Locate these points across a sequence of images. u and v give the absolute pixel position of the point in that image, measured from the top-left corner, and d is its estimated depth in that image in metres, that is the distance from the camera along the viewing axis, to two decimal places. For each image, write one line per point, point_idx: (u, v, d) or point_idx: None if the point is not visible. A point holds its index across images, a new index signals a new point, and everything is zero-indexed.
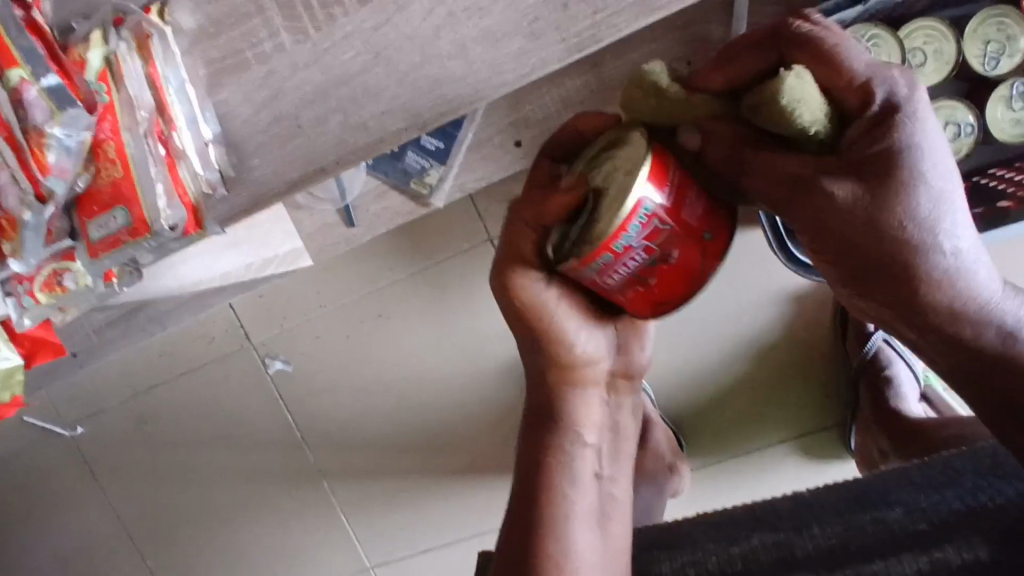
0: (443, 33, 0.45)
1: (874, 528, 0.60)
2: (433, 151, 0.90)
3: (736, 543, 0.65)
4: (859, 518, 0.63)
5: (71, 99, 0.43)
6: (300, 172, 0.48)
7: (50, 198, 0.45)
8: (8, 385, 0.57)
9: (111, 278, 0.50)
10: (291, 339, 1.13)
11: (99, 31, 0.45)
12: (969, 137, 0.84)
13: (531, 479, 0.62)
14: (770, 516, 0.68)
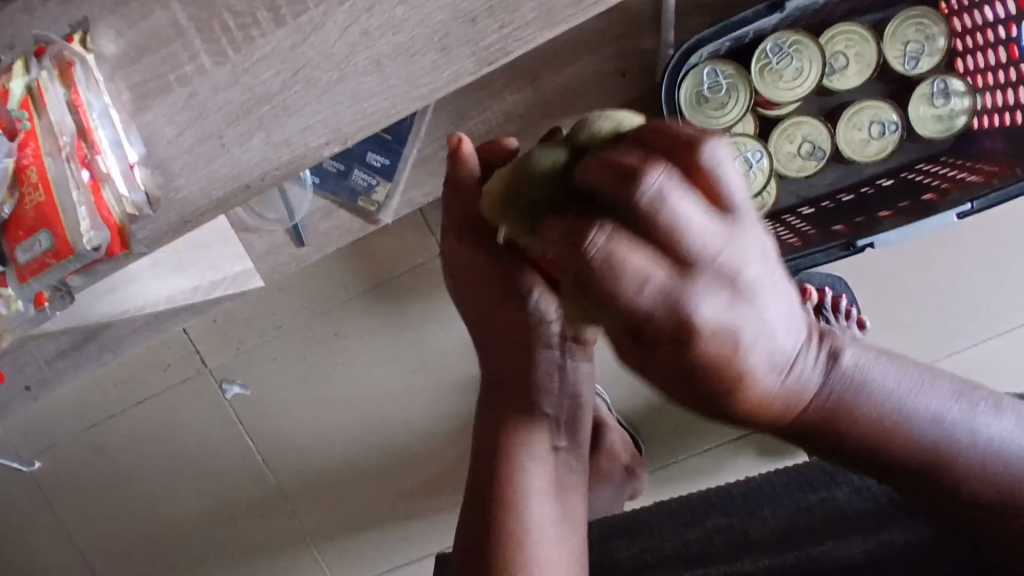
0: (357, 50, 0.45)
1: (820, 508, 0.62)
2: (380, 168, 0.92)
3: (692, 526, 0.68)
4: (806, 498, 0.64)
5: None
6: (227, 189, 0.49)
7: None
8: None
9: (44, 303, 0.49)
10: (249, 362, 1.13)
11: (20, 61, 0.47)
12: (894, 135, 0.88)
13: (489, 449, 0.64)
14: (723, 499, 0.69)
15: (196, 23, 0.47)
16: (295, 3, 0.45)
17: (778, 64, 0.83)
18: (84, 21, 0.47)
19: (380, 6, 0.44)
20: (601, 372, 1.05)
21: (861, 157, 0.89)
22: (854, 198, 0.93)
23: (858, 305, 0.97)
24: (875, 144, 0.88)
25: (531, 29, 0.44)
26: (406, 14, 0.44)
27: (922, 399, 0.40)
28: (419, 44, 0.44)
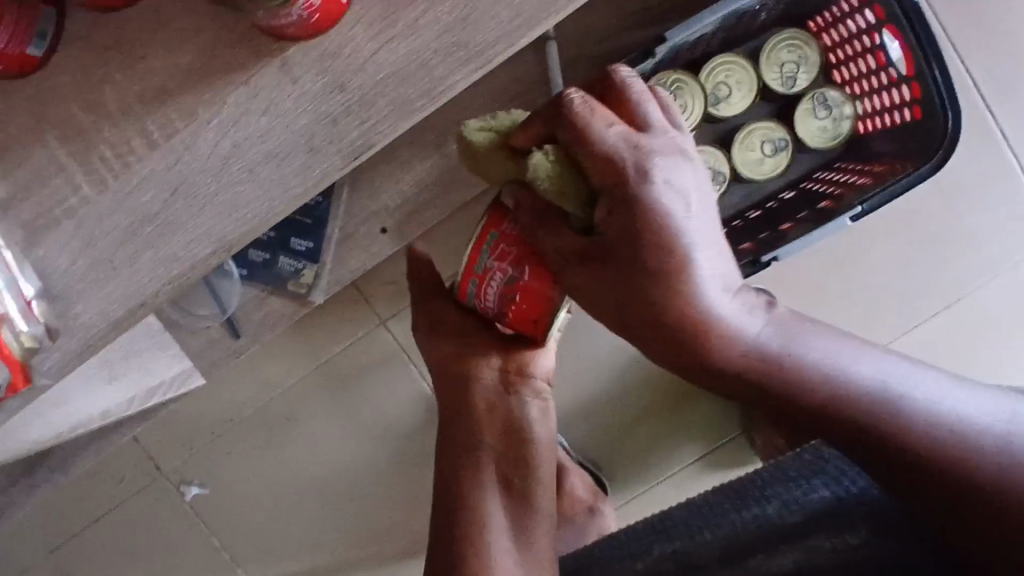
0: (230, 162, 0.48)
1: (753, 525, 0.65)
2: (305, 252, 0.95)
3: (639, 557, 0.69)
4: (737, 516, 0.67)
5: None
6: (124, 309, 0.50)
7: None
8: None
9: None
10: (204, 460, 1.12)
11: None
12: (785, 151, 0.94)
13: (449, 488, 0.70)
14: (665, 524, 0.72)
15: (75, 157, 0.48)
16: (167, 127, 0.48)
17: None
18: None
19: (246, 119, 0.47)
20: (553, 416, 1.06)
21: (760, 175, 0.94)
22: (760, 214, 0.97)
23: None
24: (770, 161, 0.93)
25: (390, 122, 0.47)
26: (271, 123, 0.47)
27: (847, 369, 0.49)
28: (286, 149, 0.47)
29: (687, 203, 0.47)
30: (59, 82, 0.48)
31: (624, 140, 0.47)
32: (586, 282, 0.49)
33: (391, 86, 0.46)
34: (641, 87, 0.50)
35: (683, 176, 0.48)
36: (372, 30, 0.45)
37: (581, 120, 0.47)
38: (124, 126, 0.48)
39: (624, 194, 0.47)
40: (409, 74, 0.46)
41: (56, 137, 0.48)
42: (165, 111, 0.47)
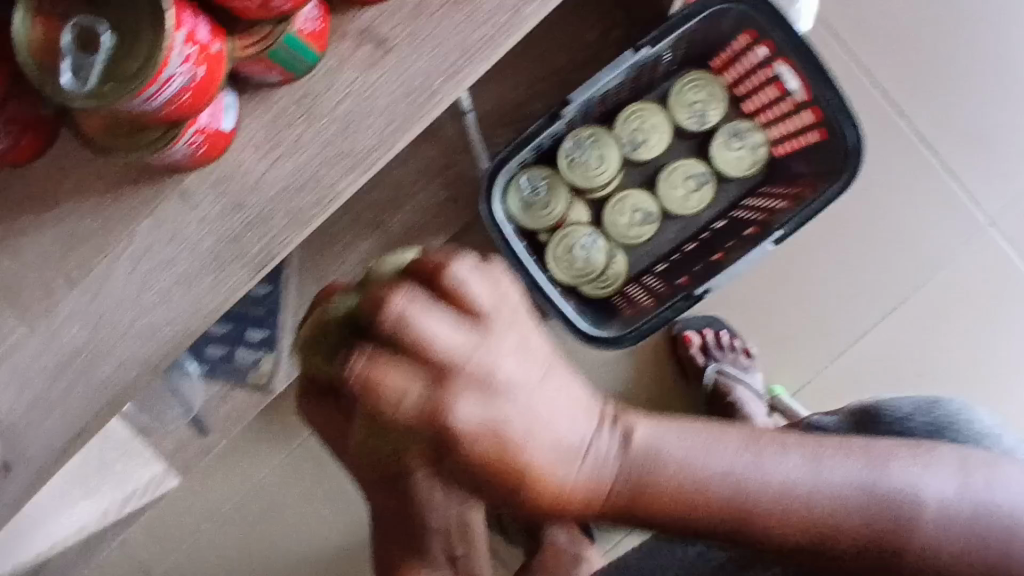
0: (145, 289, 0.51)
1: (702, 559, 0.71)
2: (261, 341, 0.97)
3: None
4: (689, 551, 0.72)
5: None
6: (64, 439, 0.53)
7: None
8: None
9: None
10: (190, 559, 1.12)
11: None
12: (708, 183, 0.98)
13: None
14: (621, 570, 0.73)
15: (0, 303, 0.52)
16: (82, 264, 0.51)
17: (582, 156, 0.93)
18: None
19: (155, 248, 0.50)
20: None
21: (688, 210, 0.98)
22: (698, 244, 1.00)
23: (739, 336, 1.06)
24: (695, 196, 0.98)
25: (289, 232, 0.51)
26: (178, 248, 0.50)
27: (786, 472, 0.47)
28: (196, 270, 0.50)
29: (514, 384, 0.38)
30: None
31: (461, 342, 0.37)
32: (433, 477, 0.42)
33: (285, 200, 0.51)
34: (485, 284, 0.38)
35: (515, 363, 0.38)
36: (260, 150, 0.50)
37: (402, 356, 0.36)
38: (40, 268, 0.51)
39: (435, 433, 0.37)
40: (301, 187, 0.51)
41: None
42: (80, 250, 0.51)
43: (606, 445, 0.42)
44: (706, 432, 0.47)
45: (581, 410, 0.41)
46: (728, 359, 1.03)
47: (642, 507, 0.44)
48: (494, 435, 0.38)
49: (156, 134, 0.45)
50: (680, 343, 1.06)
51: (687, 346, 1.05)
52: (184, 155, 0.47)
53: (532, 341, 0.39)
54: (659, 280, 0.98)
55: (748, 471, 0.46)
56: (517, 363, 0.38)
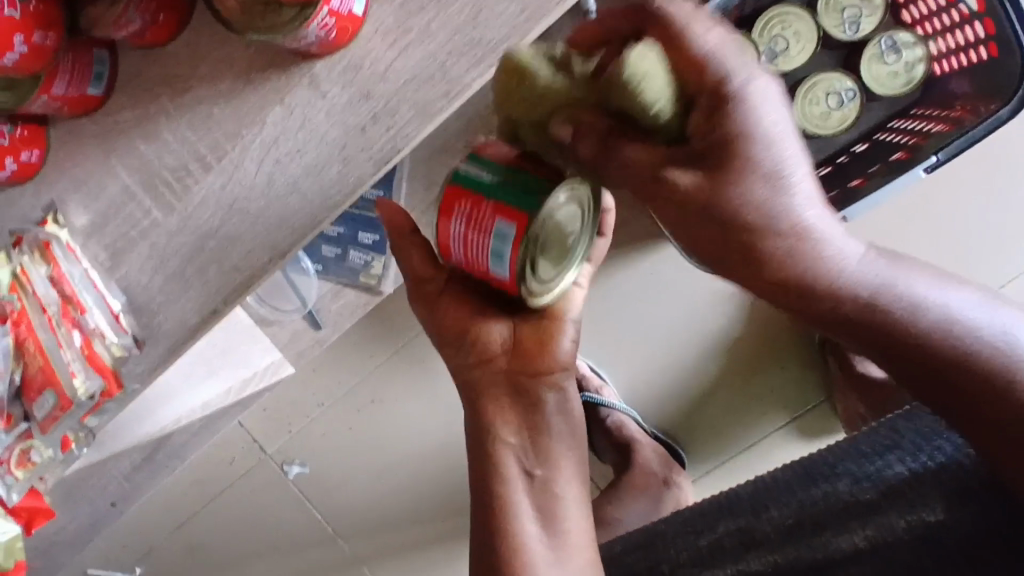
0: (275, 178, 0.52)
1: (825, 500, 0.64)
2: (372, 245, 0.99)
3: (703, 533, 0.71)
4: (810, 494, 0.65)
5: None
6: (198, 317, 0.55)
7: None
8: (10, 555, 0.63)
9: (67, 442, 0.58)
10: (301, 442, 1.21)
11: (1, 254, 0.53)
12: (853, 102, 0.88)
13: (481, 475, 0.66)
14: (730, 500, 0.72)
15: (143, 185, 0.55)
16: (218, 150, 0.52)
17: None
18: (53, 203, 0.56)
19: (285, 136, 0.51)
20: (626, 391, 1.06)
21: (826, 130, 0.89)
22: (831, 169, 0.93)
23: None
24: (836, 115, 0.88)
25: (413, 125, 0.50)
26: (308, 138, 0.51)
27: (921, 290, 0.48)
28: (323, 160, 0.50)
29: (767, 119, 0.45)
30: (124, 118, 0.54)
31: (720, 46, 0.45)
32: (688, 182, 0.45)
33: (411, 91, 0.49)
34: (762, 89, 0.45)
35: (763, 92, 0.45)
36: (388, 39, 0.49)
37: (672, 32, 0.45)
38: (180, 152, 0.53)
39: (717, 125, 0.45)
40: (429, 79, 0.49)
41: (125, 167, 0.55)
42: (212, 135, 0.52)
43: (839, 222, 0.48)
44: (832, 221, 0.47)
45: (848, 238, 0.48)
46: None
47: (756, 247, 0.46)
48: (750, 186, 0.45)
49: (290, 14, 0.44)
50: None
51: None
52: (311, 39, 0.46)
53: (785, 155, 0.46)
54: None
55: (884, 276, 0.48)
56: (777, 115, 0.45)
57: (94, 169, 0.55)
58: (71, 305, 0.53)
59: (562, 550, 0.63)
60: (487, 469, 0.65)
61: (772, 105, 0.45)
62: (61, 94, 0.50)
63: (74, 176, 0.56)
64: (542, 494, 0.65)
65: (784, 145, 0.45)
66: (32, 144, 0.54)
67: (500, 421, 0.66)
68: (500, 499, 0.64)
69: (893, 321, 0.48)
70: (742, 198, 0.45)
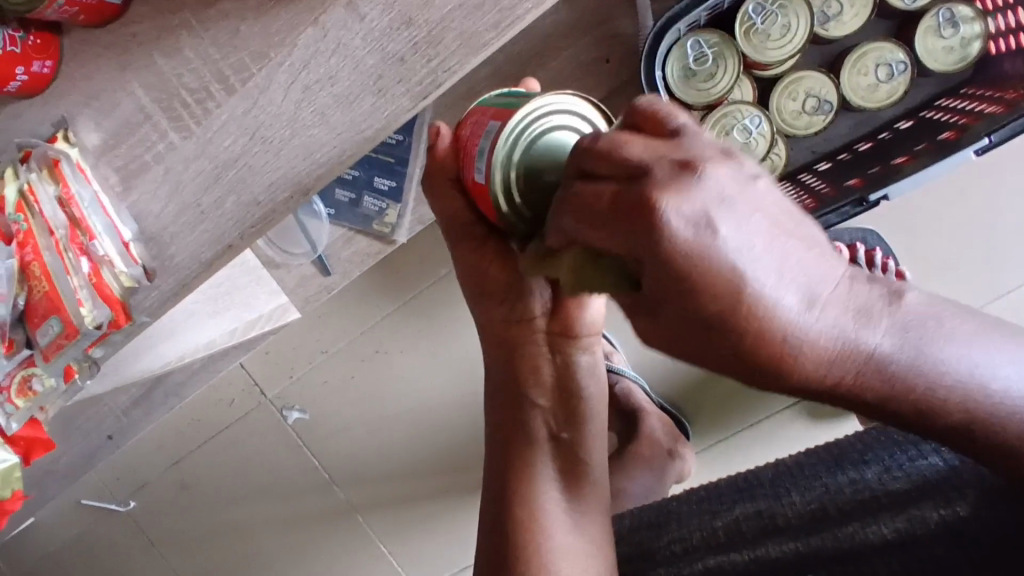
0: (303, 105, 0.48)
1: (849, 488, 0.63)
2: (387, 190, 0.95)
3: (719, 515, 0.72)
4: (835, 479, 0.66)
5: None
6: (212, 252, 0.53)
7: None
8: (7, 483, 0.62)
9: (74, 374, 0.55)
10: (302, 388, 1.20)
11: (11, 169, 0.52)
12: (904, 75, 0.83)
13: (503, 444, 0.68)
14: (750, 484, 0.74)
15: (160, 104, 0.52)
16: (242, 71, 0.49)
17: (763, 23, 0.80)
18: (63, 119, 0.53)
19: (316, 61, 0.47)
20: (636, 360, 1.04)
21: (872, 103, 0.84)
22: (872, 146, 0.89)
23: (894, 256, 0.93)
24: (885, 87, 0.83)
25: (457, 58, 0.46)
26: (341, 64, 0.47)
27: (958, 358, 0.34)
28: (356, 90, 0.47)
29: (732, 236, 0.28)
30: (145, 31, 0.51)
31: (665, 164, 0.29)
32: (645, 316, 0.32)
33: (458, 21, 0.45)
34: (713, 195, 0.28)
35: (724, 195, 0.29)
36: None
37: (608, 158, 0.31)
38: (202, 71, 0.50)
39: (663, 257, 0.29)
40: (478, 8, 0.45)
41: (142, 84, 0.52)
42: (238, 56, 0.49)
43: (871, 308, 0.31)
44: (843, 312, 0.30)
45: (870, 320, 0.31)
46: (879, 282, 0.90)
47: (774, 381, 0.31)
48: (745, 312, 0.29)
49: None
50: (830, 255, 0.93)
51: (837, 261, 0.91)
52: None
53: (763, 256, 0.29)
54: (822, 180, 0.90)
55: (914, 355, 0.33)
56: (758, 222, 0.29)
57: (111, 84, 0.52)
58: (79, 228, 0.50)
59: (577, 514, 0.66)
60: (519, 430, 0.67)
61: (739, 202, 0.29)
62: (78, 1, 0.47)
63: (89, 91, 0.53)
64: (563, 460, 0.67)
65: (759, 249, 0.29)
66: (44, 55, 0.51)
67: (530, 385, 0.66)
68: (523, 462, 0.67)
69: (922, 410, 0.34)
70: (751, 334, 0.29)
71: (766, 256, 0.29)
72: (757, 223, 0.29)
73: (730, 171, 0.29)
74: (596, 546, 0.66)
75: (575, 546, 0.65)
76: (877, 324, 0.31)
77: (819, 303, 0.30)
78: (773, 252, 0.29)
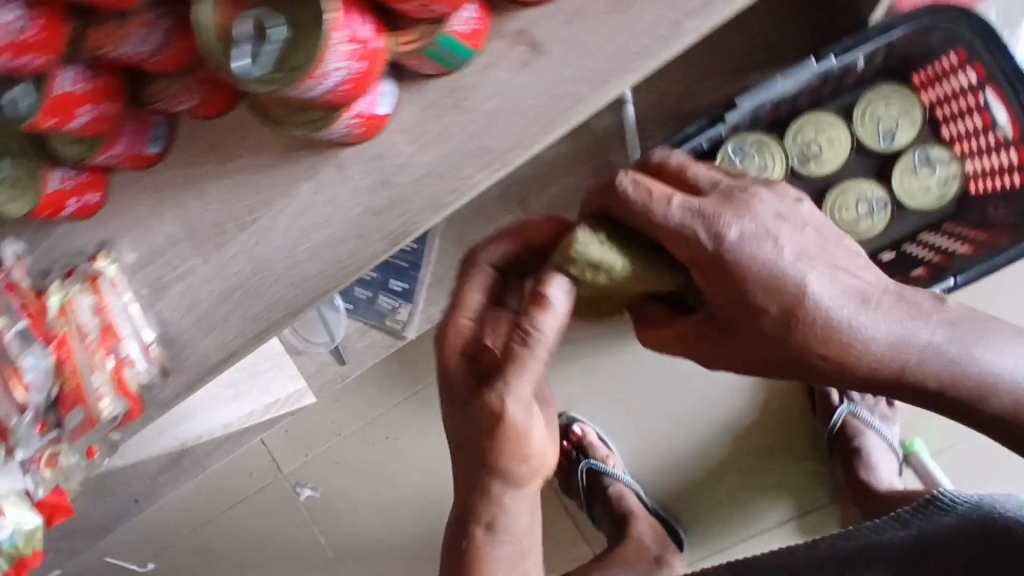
0: (275, 257, 0.58)
1: None
2: (401, 292, 1.04)
3: None
4: None
5: (37, 335, 0.57)
6: (218, 358, 0.61)
7: (29, 402, 0.58)
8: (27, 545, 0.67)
9: (74, 514, 0.69)
10: (317, 467, 1.27)
11: (56, 281, 0.58)
12: (883, 212, 0.88)
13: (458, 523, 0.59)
14: None
15: (189, 236, 0.60)
16: (252, 212, 0.58)
17: (743, 162, 0.86)
18: (109, 240, 0.62)
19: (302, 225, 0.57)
20: (630, 462, 1.08)
21: (854, 236, 0.89)
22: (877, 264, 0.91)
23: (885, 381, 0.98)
24: (864, 223, 0.89)
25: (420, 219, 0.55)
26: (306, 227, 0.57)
27: (920, 337, 0.51)
28: (303, 253, 0.57)
29: (825, 289, 0.49)
30: (174, 174, 0.59)
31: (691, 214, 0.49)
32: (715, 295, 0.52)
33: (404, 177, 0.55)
34: (809, 271, 0.49)
35: (766, 211, 0.50)
36: None
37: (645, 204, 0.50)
38: (222, 212, 0.59)
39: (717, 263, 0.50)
40: (462, 141, 0.53)
41: (174, 219, 0.60)
42: (251, 200, 0.58)
43: (874, 301, 0.50)
44: (869, 301, 0.50)
45: (878, 313, 0.50)
46: (864, 402, 0.95)
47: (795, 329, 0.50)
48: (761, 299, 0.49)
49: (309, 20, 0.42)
50: None
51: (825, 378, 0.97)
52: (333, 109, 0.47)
53: (838, 277, 0.50)
54: None
55: (914, 333, 0.51)
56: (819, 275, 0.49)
57: (149, 215, 0.61)
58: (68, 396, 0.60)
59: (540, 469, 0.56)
60: (486, 403, 0.52)
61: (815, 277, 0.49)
62: (122, 154, 0.55)
63: (128, 220, 0.61)
64: (527, 431, 0.53)
65: (859, 278, 0.51)
66: (92, 189, 0.60)
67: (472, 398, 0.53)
68: (505, 433, 0.52)
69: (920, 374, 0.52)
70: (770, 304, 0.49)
71: (852, 279, 0.50)
72: (851, 283, 0.50)
73: (783, 250, 0.49)
74: (526, 503, 0.58)
75: (511, 516, 0.57)
76: (900, 318, 0.51)
77: (869, 289, 0.51)
78: (829, 291, 0.49)
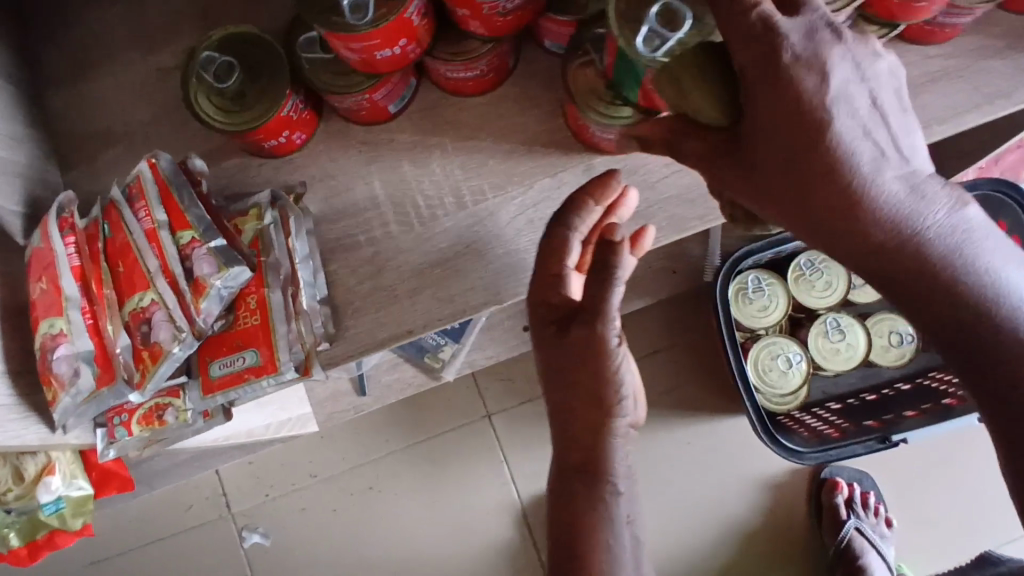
0: (492, 243, 0.55)
1: None
2: (449, 330, 0.98)
3: None
4: None
5: (237, 258, 0.47)
6: (391, 334, 0.55)
7: (201, 336, 0.48)
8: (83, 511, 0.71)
9: (127, 486, 0.70)
10: (275, 511, 1.11)
11: (254, 209, 0.54)
12: (911, 344, 0.95)
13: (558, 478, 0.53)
14: None
15: (394, 201, 0.56)
16: (477, 194, 0.56)
17: (810, 274, 0.95)
18: (301, 183, 0.56)
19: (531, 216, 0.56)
20: None
21: (883, 361, 0.96)
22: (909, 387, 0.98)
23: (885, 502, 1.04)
24: (894, 350, 0.95)
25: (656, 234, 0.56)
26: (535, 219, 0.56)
27: None
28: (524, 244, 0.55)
29: (874, 163, 0.36)
30: (399, 138, 0.57)
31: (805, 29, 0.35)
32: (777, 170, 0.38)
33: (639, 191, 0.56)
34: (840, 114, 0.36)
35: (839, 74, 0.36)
36: None
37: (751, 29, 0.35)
38: (444, 185, 0.56)
39: (764, 92, 0.36)
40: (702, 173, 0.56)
41: (382, 180, 0.56)
42: (478, 181, 0.56)
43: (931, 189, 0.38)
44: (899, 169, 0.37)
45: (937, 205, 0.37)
46: (869, 520, 1.01)
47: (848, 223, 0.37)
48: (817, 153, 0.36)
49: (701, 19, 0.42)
50: (827, 487, 1.05)
51: (834, 493, 1.03)
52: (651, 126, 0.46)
53: (866, 139, 0.36)
54: (838, 416, 0.98)
55: None
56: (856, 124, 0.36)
57: (352, 170, 0.56)
58: (234, 336, 0.53)
59: (631, 419, 0.52)
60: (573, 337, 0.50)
61: (857, 107, 0.36)
62: (377, 101, 0.53)
63: (327, 169, 0.56)
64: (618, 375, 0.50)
65: (888, 124, 0.37)
66: (304, 129, 0.55)
67: (567, 336, 0.51)
68: (594, 371, 0.50)
69: None
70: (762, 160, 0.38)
71: (901, 141, 0.37)
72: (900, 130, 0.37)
73: (837, 80, 0.36)
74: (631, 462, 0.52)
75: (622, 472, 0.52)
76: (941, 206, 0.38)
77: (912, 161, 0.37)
78: (867, 148, 0.36)
